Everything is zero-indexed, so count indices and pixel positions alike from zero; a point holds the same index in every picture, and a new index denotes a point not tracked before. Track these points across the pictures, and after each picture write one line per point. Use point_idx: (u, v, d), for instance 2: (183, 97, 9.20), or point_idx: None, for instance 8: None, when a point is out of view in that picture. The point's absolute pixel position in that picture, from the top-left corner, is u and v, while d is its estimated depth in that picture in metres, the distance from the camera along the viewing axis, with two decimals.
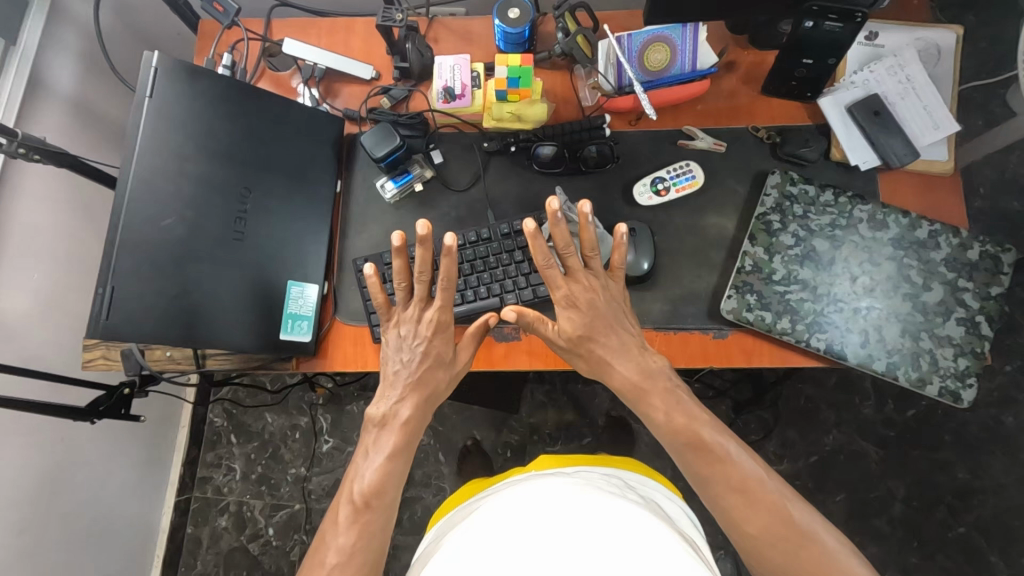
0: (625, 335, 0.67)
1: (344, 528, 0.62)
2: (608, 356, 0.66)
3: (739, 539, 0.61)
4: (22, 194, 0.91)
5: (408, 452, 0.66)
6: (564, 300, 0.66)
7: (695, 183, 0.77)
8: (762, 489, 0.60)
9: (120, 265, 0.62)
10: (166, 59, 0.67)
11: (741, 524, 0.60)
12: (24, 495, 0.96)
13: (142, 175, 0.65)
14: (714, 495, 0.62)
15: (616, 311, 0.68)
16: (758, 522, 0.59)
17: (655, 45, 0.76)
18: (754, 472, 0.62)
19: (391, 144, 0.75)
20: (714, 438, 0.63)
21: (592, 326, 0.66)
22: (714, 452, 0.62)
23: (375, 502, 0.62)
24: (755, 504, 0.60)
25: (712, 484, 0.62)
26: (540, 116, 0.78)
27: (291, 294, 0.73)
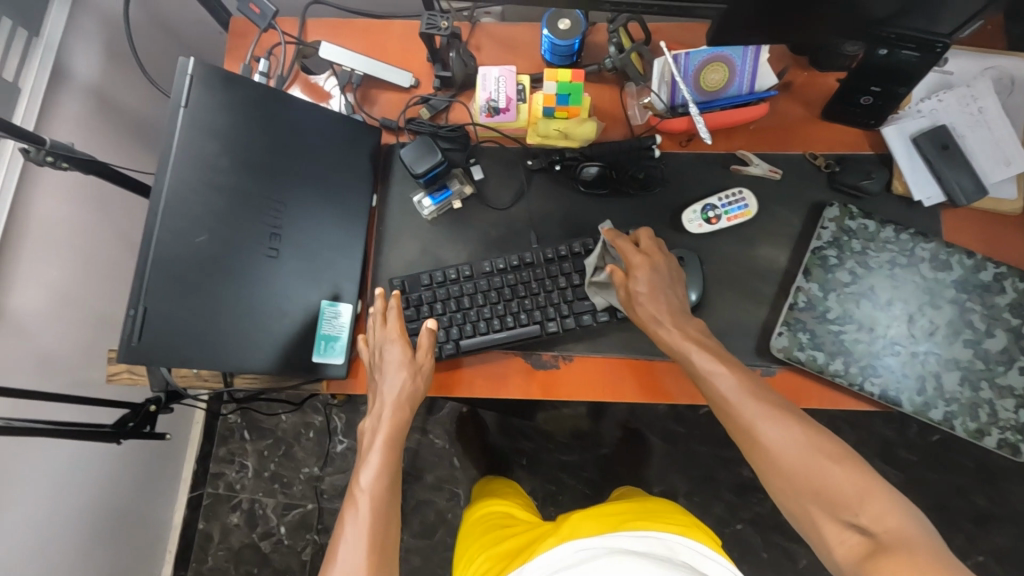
0: (684, 315, 0.66)
1: (354, 523, 0.60)
2: (667, 316, 0.66)
3: (758, 457, 0.59)
4: (38, 189, 0.87)
5: (394, 460, 0.65)
6: (640, 263, 0.67)
7: (748, 212, 0.73)
8: (775, 404, 0.60)
9: (152, 284, 0.59)
10: (202, 65, 0.63)
11: (760, 439, 0.58)
12: (37, 494, 0.94)
13: (176, 188, 0.61)
14: (733, 416, 0.60)
15: (676, 282, 0.69)
16: (776, 434, 0.58)
17: (713, 64, 0.72)
18: (766, 390, 0.61)
19: (434, 159, 0.72)
20: (728, 362, 0.63)
21: (659, 290, 0.67)
22: (726, 372, 0.62)
23: (379, 501, 0.62)
24: (771, 417, 0.59)
25: (728, 403, 0.61)
26: (587, 134, 0.74)
27: (325, 315, 0.69)
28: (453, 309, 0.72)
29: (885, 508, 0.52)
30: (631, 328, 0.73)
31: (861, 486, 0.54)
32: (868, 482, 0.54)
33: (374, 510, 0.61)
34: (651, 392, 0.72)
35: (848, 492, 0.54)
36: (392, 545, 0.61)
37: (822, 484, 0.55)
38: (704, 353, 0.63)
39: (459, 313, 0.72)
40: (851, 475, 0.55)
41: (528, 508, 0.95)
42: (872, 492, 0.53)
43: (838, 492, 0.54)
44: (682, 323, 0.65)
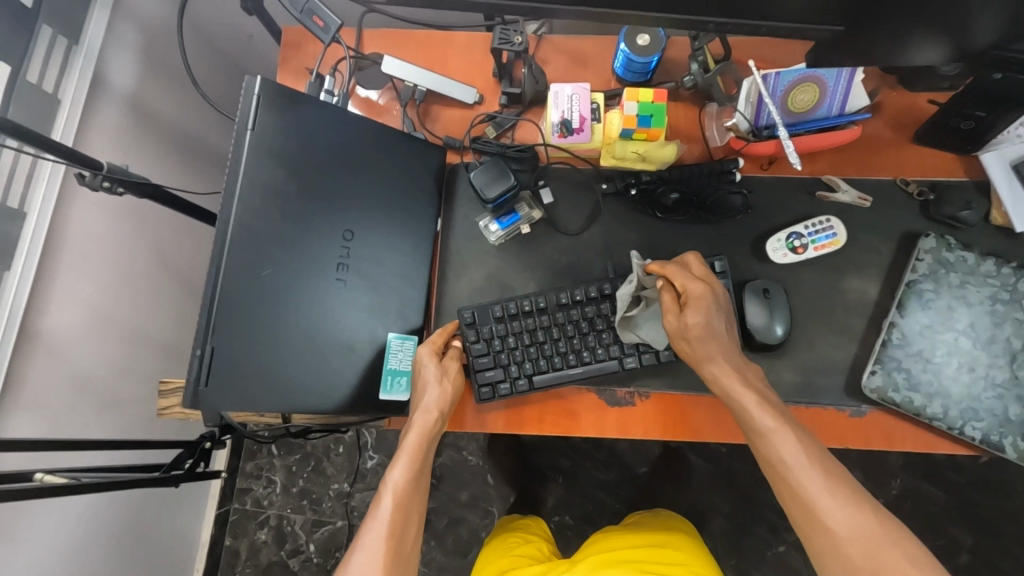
0: (736, 355, 0.62)
1: (376, 521, 0.59)
2: (723, 356, 0.61)
3: (814, 539, 0.53)
4: (75, 204, 0.82)
5: (427, 463, 0.63)
6: (697, 297, 0.63)
7: (837, 242, 0.69)
8: (845, 486, 0.54)
9: (219, 323, 0.56)
10: (269, 84, 0.59)
11: (823, 519, 0.53)
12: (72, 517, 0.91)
13: (242, 218, 0.58)
14: (791, 487, 0.55)
15: (726, 316, 0.65)
16: (843, 520, 0.53)
17: (804, 85, 0.67)
18: (836, 468, 0.56)
19: (506, 184, 0.68)
20: (795, 428, 0.57)
21: (714, 327, 0.63)
22: (793, 438, 0.56)
23: (404, 501, 0.60)
24: (840, 501, 0.53)
25: (790, 473, 0.55)
26: (668, 157, 0.70)
27: (391, 347, 0.66)
28: (527, 343, 0.68)
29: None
30: None
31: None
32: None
33: (397, 511, 0.59)
34: (734, 433, 0.67)
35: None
36: (410, 545, 0.59)
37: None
38: (767, 412, 0.58)
39: (533, 348, 0.68)
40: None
41: (546, 529, 0.95)
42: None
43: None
44: (737, 366, 0.61)
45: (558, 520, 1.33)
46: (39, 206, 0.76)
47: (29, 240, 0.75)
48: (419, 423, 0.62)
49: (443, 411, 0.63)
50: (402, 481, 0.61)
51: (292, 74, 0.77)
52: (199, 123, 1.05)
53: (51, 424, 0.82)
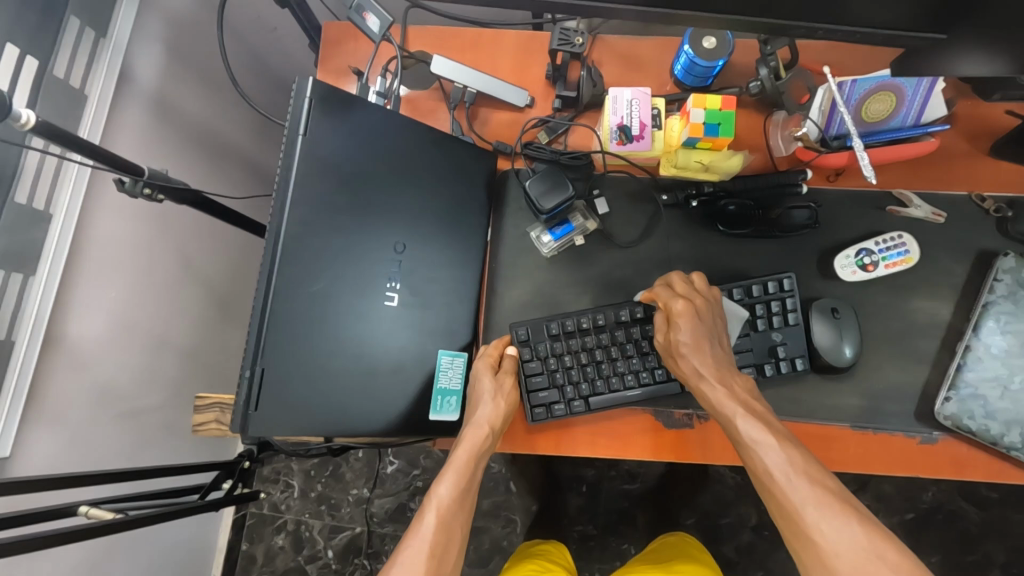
0: (728, 370, 0.60)
1: (418, 536, 0.53)
2: (715, 375, 0.59)
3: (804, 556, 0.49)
4: (100, 206, 0.78)
5: (473, 482, 0.58)
6: (683, 312, 0.60)
7: (909, 259, 0.66)
8: (835, 496, 0.50)
9: (269, 343, 0.53)
10: (322, 85, 0.55)
11: (810, 533, 0.49)
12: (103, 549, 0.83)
13: (292, 230, 0.54)
14: (781, 500, 0.51)
15: (717, 333, 0.62)
16: (837, 533, 0.48)
17: (882, 93, 0.64)
18: (826, 478, 0.52)
19: (564, 194, 0.65)
20: (783, 436, 0.54)
21: (703, 344, 0.60)
22: (779, 446, 0.53)
23: (447, 519, 0.54)
24: (831, 513, 0.49)
25: (777, 484, 0.52)
26: (732, 168, 0.66)
27: (441, 365, 0.62)
28: (584, 362, 0.65)
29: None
30: (775, 388, 0.65)
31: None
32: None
33: (440, 528, 0.53)
34: None
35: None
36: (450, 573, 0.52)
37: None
38: (754, 420, 0.55)
39: (590, 367, 0.65)
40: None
41: (567, 560, 0.91)
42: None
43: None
44: (728, 382, 0.59)
45: (581, 531, 1.26)
46: (65, 208, 0.71)
47: (56, 244, 0.71)
48: (471, 438, 0.58)
49: (494, 427, 0.60)
50: (447, 498, 0.55)
51: (333, 73, 0.72)
52: (223, 121, 1.01)
53: (71, 436, 0.79)
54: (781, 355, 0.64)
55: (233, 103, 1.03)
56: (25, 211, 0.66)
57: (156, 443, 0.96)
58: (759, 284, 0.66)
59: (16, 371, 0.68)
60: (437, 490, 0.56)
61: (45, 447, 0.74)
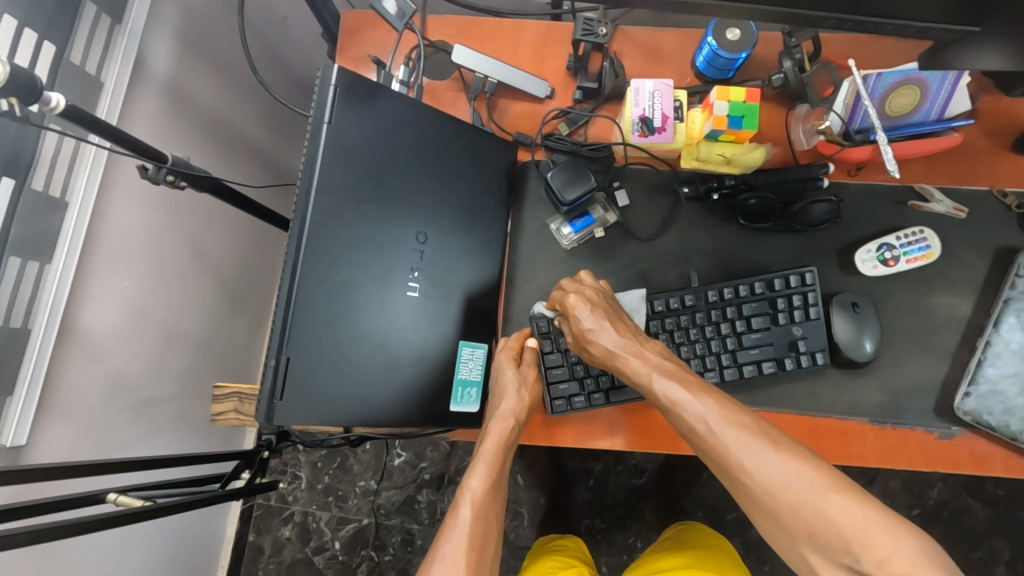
0: (638, 339, 0.59)
1: (456, 530, 0.53)
2: (627, 350, 0.58)
3: (745, 495, 0.49)
4: (115, 195, 0.77)
5: (504, 472, 0.59)
6: (577, 302, 0.59)
7: (931, 254, 0.66)
8: (757, 432, 0.51)
9: (293, 333, 0.53)
10: (346, 74, 0.55)
11: (745, 472, 0.49)
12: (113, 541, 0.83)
13: (317, 220, 0.54)
14: (715, 451, 0.51)
15: (619, 313, 0.61)
16: (769, 465, 0.48)
17: (905, 88, 0.63)
18: (749, 416, 0.52)
19: (585, 186, 0.64)
20: (702, 387, 0.54)
21: (610, 323, 0.59)
22: (697, 399, 0.53)
23: (483, 512, 0.55)
24: (759, 449, 0.49)
25: (709, 433, 0.51)
26: (755, 162, 0.66)
27: (462, 357, 0.62)
28: None
29: (895, 550, 0.43)
30: (795, 382, 0.65)
31: (865, 524, 0.44)
32: (873, 521, 0.44)
33: (476, 522, 0.54)
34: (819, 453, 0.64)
35: (847, 536, 0.44)
36: (489, 563, 0.53)
37: (817, 526, 0.45)
38: (674, 381, 0.55)
39: None
40: (857, 509, 0.45)
41: (584, 550, 0.91)
42: (871, 532, 0.44)
43: (833, 533, 0.45)
44: (638, 355, 0.57)
45: (589, 524, 1.26)
46: (80, 197, 0.71)
47: (72, 232, 0.70)
48: (497, 430, 0.58)
49: (520, 418, 0.60)
50: (480, 490, 0.56)
51: (352, 60, 0.72)
52: (234, 111, 1.01)
53: (84, 427, 0.78)
54: (801, 349, 0.64)
55: (245, 93, 1.03)
56: (41, 199, 0.65)
57: (167, 433, 0.96)
58: (781, 278, 0.65)
59: (33, 359, 0.67)
60: (470, 482, 0.56)
61: (59, 437, 0.74)
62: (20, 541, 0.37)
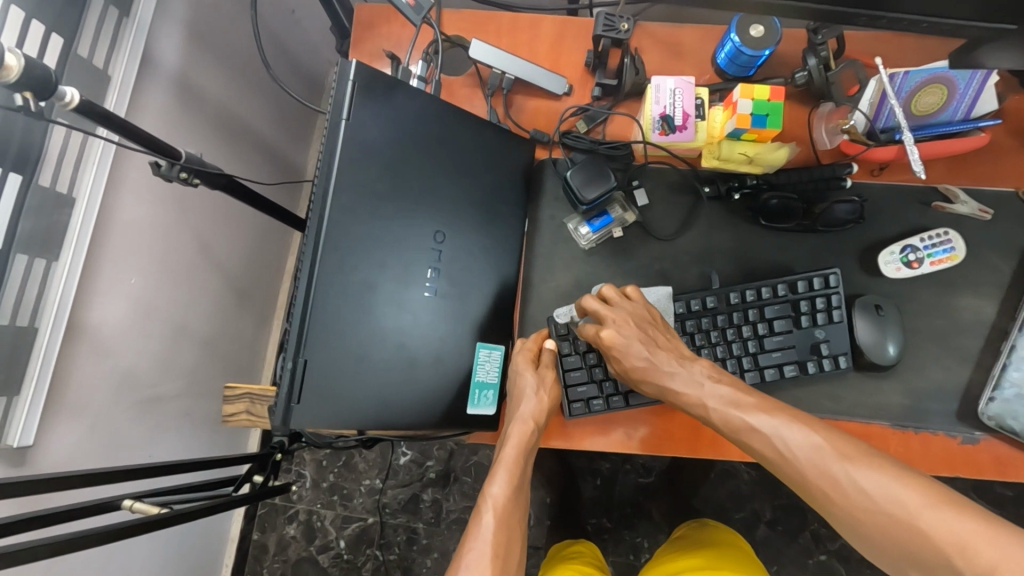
0: (682, 360, 0.59)
1: (479, 539, 0.53)
2: (676, 380, 0.58)
3: (841, 519, 0.49)
4: (122, 190, 0.76)
5: (524, 475, 0.58)
6: (615, 339, 0.58)
7: (955, 256, 0.65)
8: (839, 449, 0.50)
9: (310, 336, 0.51)
10: (365, 69, 0.53)
11: (836, 497, 0.49)
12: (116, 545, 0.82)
13: (334, 219, 0.53)
14: (800, 477, 0.52)
15: (658, 333, 0.60)
16: (857, 486, 0.48)
17: (933, 86, 0.62)
18: (825, 430, 0.52)
19: (605, 185, 0.63)
20: (766, 409, 0.54)
21: (649, 356, 0.59)
22: (773, 419, 0.54)
23: (506, 519, 0.55)
24: (843, 467, 0.49)
25: (792, 459, 0.52)
26: (778, 161, 0.65)
27: (479, 359, 0.61)
28: None
29: (1003, 557, 0.41)
30: (817, 385, 0.64)
31: (971, 533, 0.42)
32: (974, 531, 0.42)
33: (499, 530, 0.54)
34: None
35: (946, 551, 0.43)
36: (513, 567, 0.54)
37: (914, 546, 0.45)
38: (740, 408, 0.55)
39: None
40: (959, 520, 0.43)
41: (596, 554, 0.90)
42: (972, 540, 0.42)
43: (933, 548, 0.44)
44: (689, 383, 0.58)
45: (596, 523, 1.25)
46: (88, 191, 0.69)
47: (79, 229, 0.69)
48: (516, 434, 0.57)
49: (538, 421, 0.59)
50: (502, 496, 0.56)
51: (367, 54, 0.71)
52: (243, 106, 0.99)
53: (91, 426, 0.77)
54: (824, 352, 0.63)
55: (253, 87, 1.01)
56: (49, 194, 0.64)
57: (174, 433, 0.95)
58: (804, 280, 0.64)
59: (40, 358, 0.66)
60: (490, 489, 0.56)
61: (65, 437, 0.73)
62: (39, 555, 0.36)
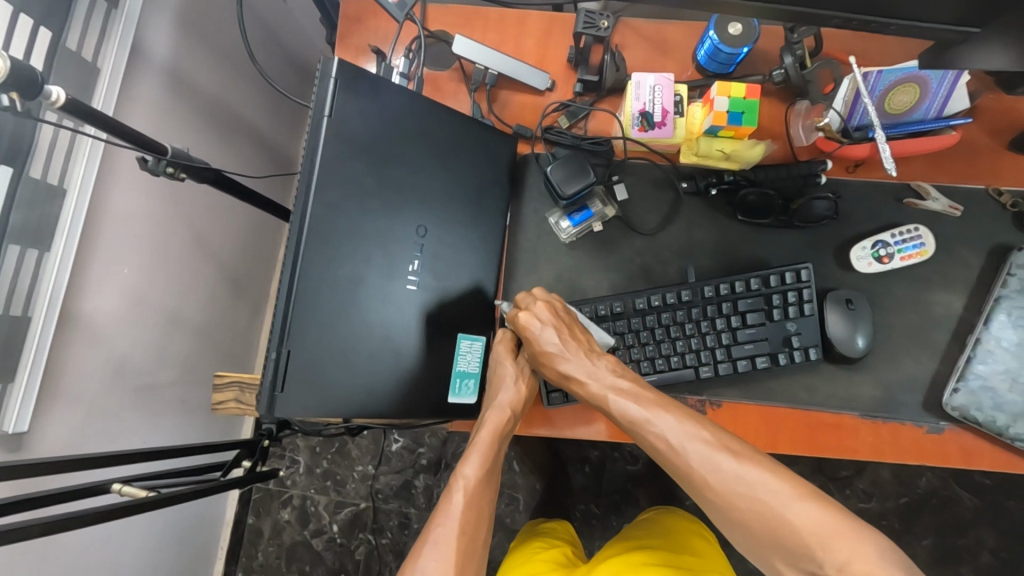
0: (595, 359, 0.60)
1: (447, 518, 0.55)
2: (581, 373, 0.59)
3: (719, 508, 0.52)
4: (114, 183, 0.77)
5: (497, 459, 0.60)
6: (528, 320, 0.60)
7: (925, 252, 0.66)
8: (721, 446, 0.53)
9: (294, 326, 0.53)
10: (347, 66, 0.55)
11: (715, 487, 0.52)
12: (110, 528, 0.84)
13: (318, 213, 0.54)
14: (685, 469, 0.54)
15: (577, 331, 0.61)
16: (732, 478, 0.51)
17: (906, 85, 0.63)
18: (711, 427, 0.55)
19: (585, 180, 0.64)
20: (662, 405, 0.56)
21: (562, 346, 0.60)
22: (667, 415, 0.55)
23: (475, 501, 0.56)
24: (722, 460, 0.52)
25: (680, 451, 0.54)
26: (754, 158, 0.66)
27: (461, 349, 0.63)
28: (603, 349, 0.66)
29: (855, 554, 0.45)
30: (789, 376, 0.66)
31: (830, 525, 0.47)
32: (837, 525, 0.47)
33: (468, 509, 0.56)
34: (809, 446, 0.65)
35: (810, 544, 0.47)
36: (478, 547, 0.56)
37: (786, 538, 0.48)
38: (639, 400, 0.57)
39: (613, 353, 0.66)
40: (817, 513, 0.48)
41: (573, 534, 0.93)
42: (834, 535, 0.47)
43: (798, 540, 0.48)
44: (592, 375, 0.59)
45: (584, 509, 1.28)
46: (79, 183, 0.70)
47: (70, 220, 0.70)
48: (495, 419, 0.59)
49: (515, 409, 0.61)
50: (473, 478, 0.57)
51: (352, 49, 0.72)
52: (236, 98, 1.00)
53: (87, 413, 0.79)
54: (795, 345, 0.65)
55: (245, 79, 1.02)
56: (41, 186, 0.65)
57: (172, 417, 0.98)
58: (777, 275, 0.66)
59: (34, 346, 0.67)
60: (463, 470, 0.58)
61: (62, 424, 0.75)
62: (31, 533, 0.39)
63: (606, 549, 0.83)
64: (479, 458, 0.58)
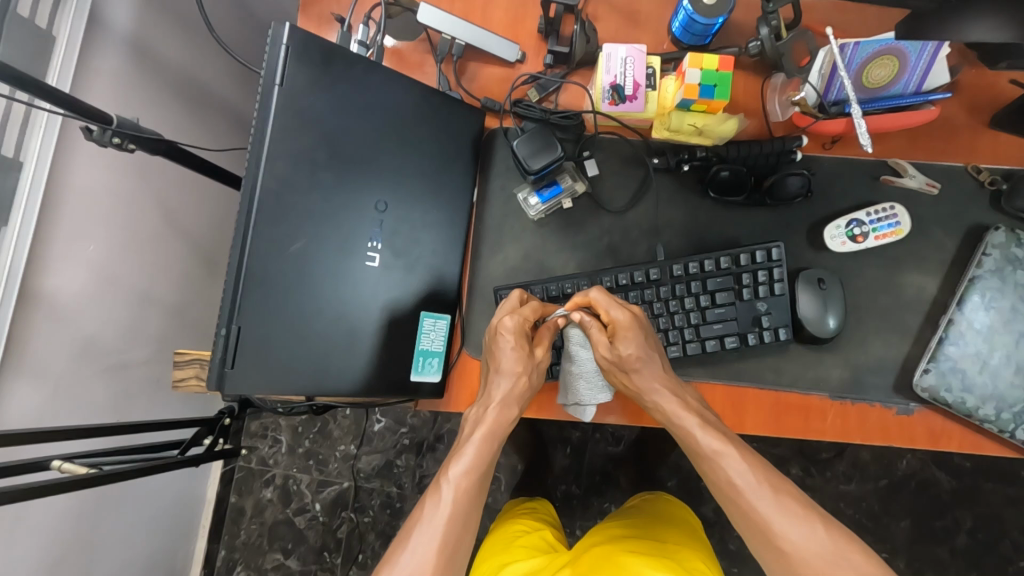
0: (675, 379, 0.60)
1: (430, 524, 0.52)
2: (667, 387, 0.59)
3: (780, 558, 0.51)
4: (76, 156, 0.74)
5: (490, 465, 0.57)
6: (628, 324, 0.59)
7: (900, 231, 0.65)
8: (798, 502, 0.53)
9: (245, 302, 0.52)
10: (299, 33, 0.52)
11: (789, 546, 0.51)
12: (75, 513, 0.81)
13: (270, 186, 0.53)
14: (753, 514, 0.53)
15: (654, 339, 0.62)
16: (808, 541, 0.50)
17: (883, 58, 0.61)
18: (789, 489, 0.54)
19: (552, 154, 0.63)
20: (748, 453, 0.55)
21: (653, 355, 0.59)
22: (740, 456, 0.54)
23: (465, 506, 0.54)
24: (799, 519, 0.51)
25: (740, 492, 0.54)
26: (727, 133, 0.64)
27: (423, 328, 0.62)
28: None
29: None
30: (758, 357, 0.65)
31: None
32: None
33: (452, 520, 0.53)
34: (777, 426, 0.64)
35: None
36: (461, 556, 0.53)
37: None
38: (706, 432, 0.56)
39: None
40: None
41: (550, 510, 0.92)
42: None
43: None
44: (676, 394, 0.58)
45: (565, 489, 1.27)
46: (36, 155, 0.69)
47: (27, 192, 0.68)
48: (489, 419, 0.57)
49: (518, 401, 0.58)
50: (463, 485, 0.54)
51: (315, 18, 0.69)
52: (206, 71, 0.98)
53: (53, 391, 0.78)
54: (765, 325, 0.64)
55: (215, 50, 0.99)
56: None
57: (144, 396, 0.97)
58: (748, 253, 0.64)
59: None
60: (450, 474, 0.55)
61: (28, 399, 0.73)
62: None
63: (595, 534, 0.82)
64: (468, 461, 0.55)
